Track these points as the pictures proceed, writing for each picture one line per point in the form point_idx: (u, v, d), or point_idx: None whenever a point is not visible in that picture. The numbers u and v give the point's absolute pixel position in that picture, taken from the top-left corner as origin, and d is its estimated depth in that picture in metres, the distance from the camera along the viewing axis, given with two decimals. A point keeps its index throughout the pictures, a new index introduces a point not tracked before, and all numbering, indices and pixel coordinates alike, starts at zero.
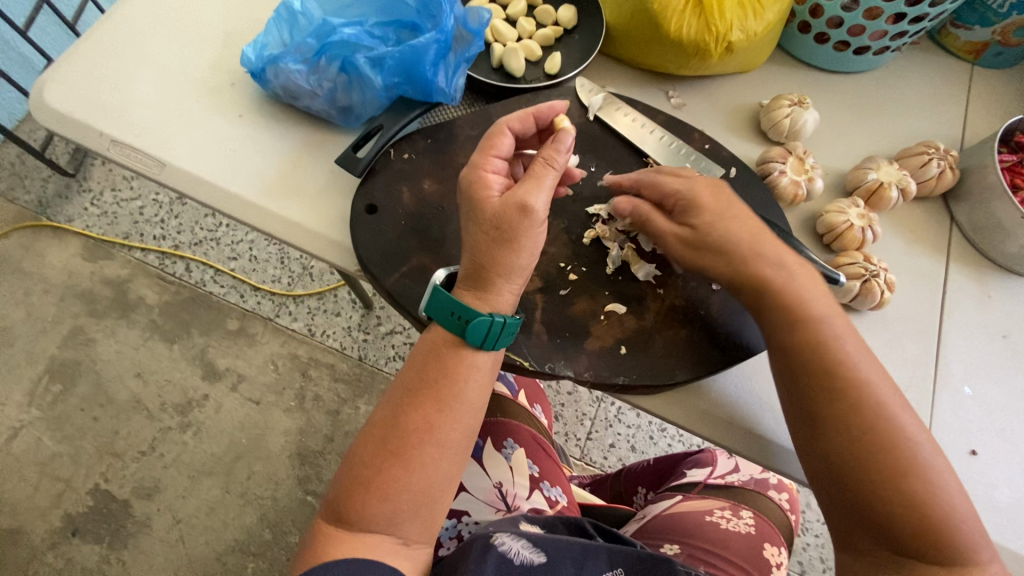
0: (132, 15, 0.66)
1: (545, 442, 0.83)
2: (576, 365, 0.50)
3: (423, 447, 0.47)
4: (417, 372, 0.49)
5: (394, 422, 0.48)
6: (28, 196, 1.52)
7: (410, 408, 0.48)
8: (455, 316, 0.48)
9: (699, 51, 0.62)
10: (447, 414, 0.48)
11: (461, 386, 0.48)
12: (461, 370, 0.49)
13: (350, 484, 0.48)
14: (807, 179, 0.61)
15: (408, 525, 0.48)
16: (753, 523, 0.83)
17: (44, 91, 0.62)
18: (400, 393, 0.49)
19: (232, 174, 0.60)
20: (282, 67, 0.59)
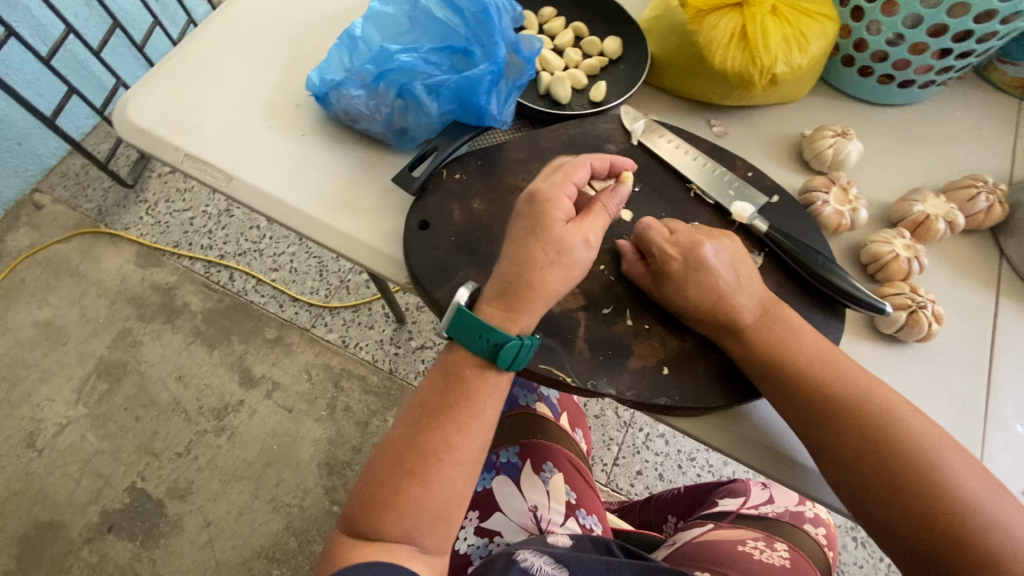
0: (207, 40, 0.71)
1: (580, 466, 0.88)
2: (618, 384, 0.50)
3: (441, 465, 0.49)
4: (438, 391, 0.51)
5: (414, 440, 0.50)
6: (89, 204, 1.62)
7: (431, 427, 0.50)
8: (483, 339, 0.49)
9: (743, 82, 0.64)
10: (466, 433, 0.50)
11: (479, 407, 0.50)
12: (480, 390, 0.50)
13: (370, 498, 0.49)
14: (851, 209, 0.62)
15: (425, 538, 0.49)
16: (787, 556, 0.81)
17: (127, 109, 0.67)
18: (419, 412, 0.51)
19: (293, 188, 0.63)
20: (344, 91, 0.62)
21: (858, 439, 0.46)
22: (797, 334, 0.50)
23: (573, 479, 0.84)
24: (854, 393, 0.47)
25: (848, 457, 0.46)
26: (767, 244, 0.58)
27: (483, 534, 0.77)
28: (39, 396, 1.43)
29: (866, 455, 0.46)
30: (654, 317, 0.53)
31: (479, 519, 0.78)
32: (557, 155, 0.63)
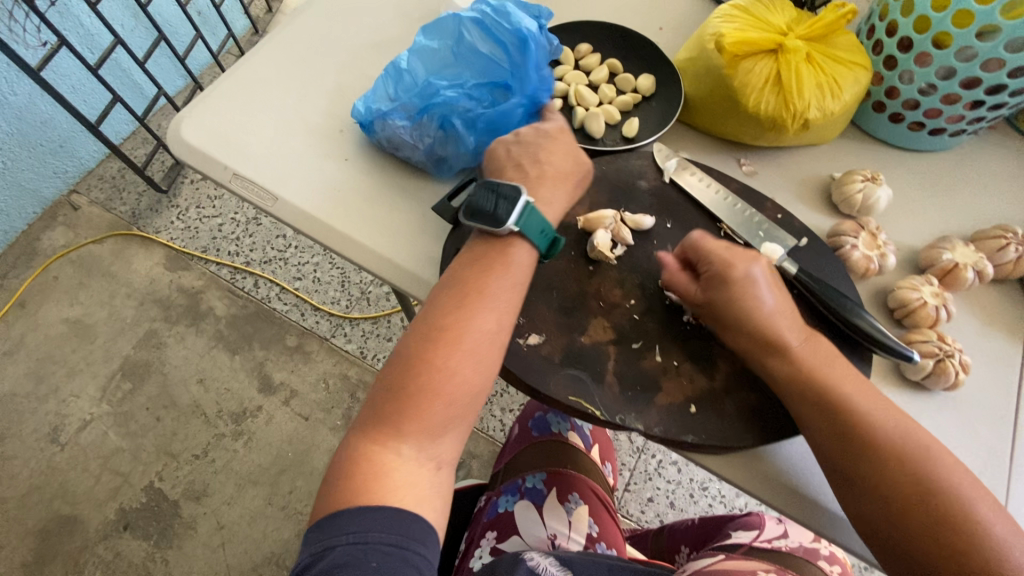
0: (259, 64, 0.75)
1: (605, 500, 0.91)
2: (646, 419, 0.51)
3: (481, 347, 0.50)
4: (474, 275, 0.52)
5: (453, 322, 0.51)
6: (124, 207, 1.67)
7: (470, 307, 0.51)
8: (544, 236, 0.55)
9: (776, 125, 0.65)
10: (502, 314, 0.52)
11: (512, 282, 0.53)
12: (494, 286, 0.52)
13: (410, 385, 0.49)
14: (880, 254, 0.63)
15: (458, 423, 0.50)
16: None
17: (181, 128, 0.70)
18: (456, 292, 0.52)
19: (336, 212, 0.66)
20: (389, 120, 0.65)
21: (898, 476, 0.46)
22: (838, 367, 0.50)
23: (597, 512, 0.86)
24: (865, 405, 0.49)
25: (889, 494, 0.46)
26: (796, 287, 0.59)
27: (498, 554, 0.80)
28: (65, 391, 1.47)
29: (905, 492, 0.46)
30: (681, 354, 0.54)
31: (496, 539, 0.81)
32: (591, 189, 0.65)
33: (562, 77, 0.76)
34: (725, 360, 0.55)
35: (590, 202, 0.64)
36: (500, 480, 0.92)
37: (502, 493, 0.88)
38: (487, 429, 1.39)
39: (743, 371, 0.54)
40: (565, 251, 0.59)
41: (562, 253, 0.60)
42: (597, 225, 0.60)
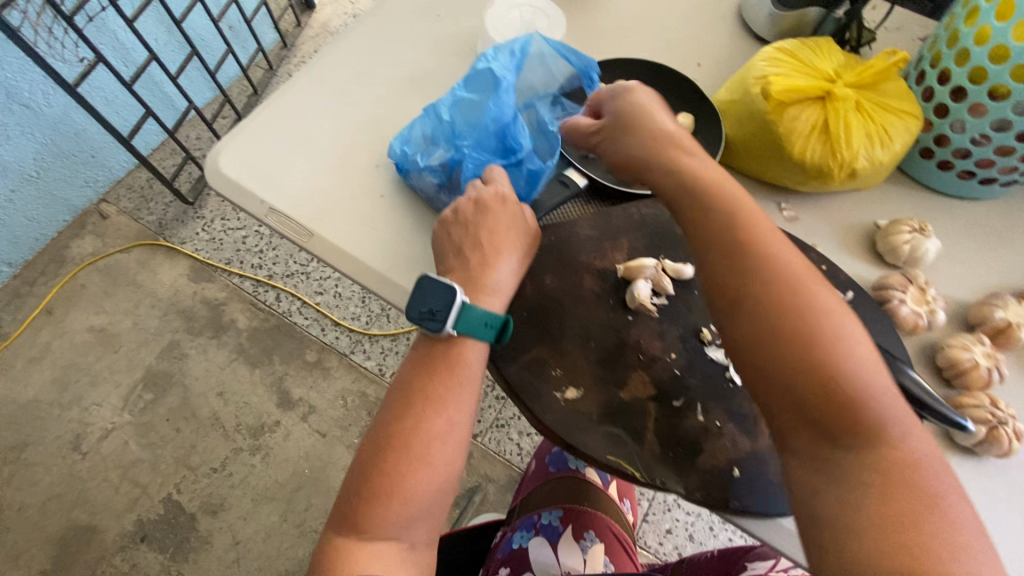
0: (296, 97, 0.75)
1: (625, 540, 0.88)
2: (687, 483, 0.50)
3: (441, 448, 0.51)
4: (429, 376, 0.52)
5: (411, 427, 0.51)
6: (151, 217, 1.70)
7: (427, 411, 0.51)
8: (490, 327, 0.53)
9: (821, 173, 0.64)
10: (459, 413, 0.52)
11: (468, 381, 0.53)
12: (459, 372, 0.53)
13: (371, 492, 0.49)
14: (929, 310, 0.61)
15: (423, 525, 0.51)
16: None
17: (218, 160, 0.71)
18: (411, 395, 0.52)
19: (371, 251, 0.66)
20: (425, 174, 0.66)
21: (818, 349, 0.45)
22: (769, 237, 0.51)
23: (614, 552, 0.85)
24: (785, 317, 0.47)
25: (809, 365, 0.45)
26: None
27: None
28: (88, 400, 1.48)
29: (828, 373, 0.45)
30: (723, 414, 0.53)
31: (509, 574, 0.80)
32: (629, 234, 0.63)
33: None
34: None
35: (629, 248, 0.63)
36: (516, 517, 0.91)
37: (517, 528, 0.87)
38: (504, 453, 1.38)
39: None
40: (603, 301, 0.59)
41: (601, 302, 0.58)
42: (638, 274, 0.58)
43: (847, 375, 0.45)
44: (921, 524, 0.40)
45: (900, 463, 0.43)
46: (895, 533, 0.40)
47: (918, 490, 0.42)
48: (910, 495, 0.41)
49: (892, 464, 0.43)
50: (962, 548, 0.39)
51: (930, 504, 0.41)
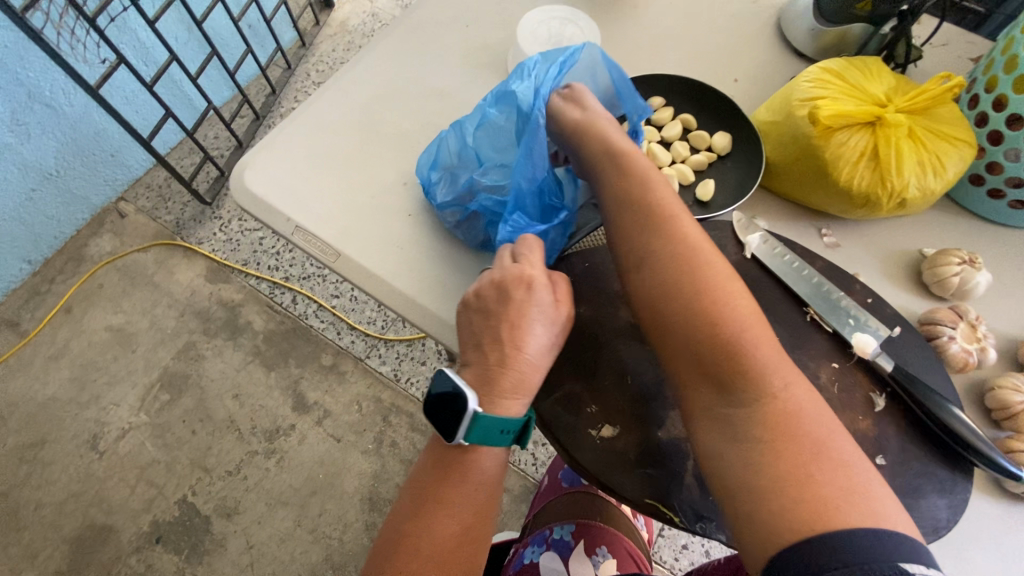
0: (322, 111, 0.74)
1: (640, 558, 0.83)
2: (728, 529, 0.49)
3: (449, 540, 0.51)
4: (437, 467, 0.52)
5: (419, 520, 0.51)
6: (168, 217, 1.70)
7: (433, 504, 0.51)
8: (505, 432, 0.51)
9: (867, 202, 0.61)
10: (468, 503, 0.51)
11: (476, 471, 0.52)
12: (464, 464, 0.52)
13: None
14: (980, 347, 0.58)
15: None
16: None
17: (244, 176, 0.69)
18: (420, 488, 0.52)
19: (400, 273, 0.65)
20: (449, 209, 0.65)
21: (705, 311, 0.48)
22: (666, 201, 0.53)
23: (627, 569, 0.80)
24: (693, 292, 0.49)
25: (697, 327, 0.48)
26: (891, 385, 0.56)
27: None
28: (106, 399, 1.49)
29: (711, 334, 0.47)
30: None
31: None
32: None
33: None
34: None
35: None
36: (528, 532, 0.90)
37: (529, 544, 0.86)
38: (519, 463, 1.36)
39: None
40: (640, 332, 0.57)
41: (637, 334, 0.56)
42: None
43: (732, 329, 0.47)
44: (809, 476, 0.42)
45: (791, 420, 0.44)
46: (787, 487, 0.42)
47: (802, 438, 0.44)
48: (799, 447, 0.43)
49: (775, 415, 0.45)
50: (848, 496, 0.41)
51: (829, 457, 0.43)
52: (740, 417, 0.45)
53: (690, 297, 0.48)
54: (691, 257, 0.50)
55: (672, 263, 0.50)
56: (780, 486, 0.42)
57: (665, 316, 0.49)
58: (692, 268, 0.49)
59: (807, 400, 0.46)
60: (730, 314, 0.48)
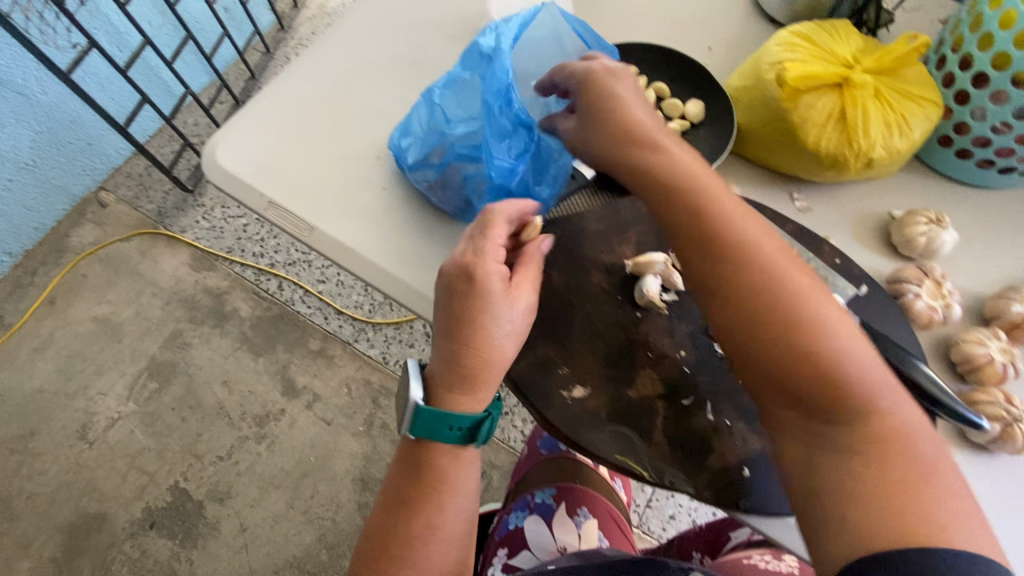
0: (294, 86, 0.73)
1: (617, 516, 0.89)
2: (696, 482, 0.49)
3: (424, 548, 0.52)
4: (409, 478, 0.53)
5: (394, 528, 0.52)
6: (150, 206, 1.68)
7: (407, 513, 0.52)
8: (454, 429, 0.51)
9: (835, 163, 0.62)
10: (442, 512, 0.52)
11: (450, 483, 0.53)
12: (452, 472, 0.53)
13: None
14: (944, 304, 0.59)
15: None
16: (795, 565, 0.85)
17: (216, 153, 0.69)
18: (393, 498, 0.53)
19: (374, 246, 0.65)
20: (419, 170, 0.64)
21: (764, 307, 0.44)
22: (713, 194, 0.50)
23: (606, 526, 0.86)
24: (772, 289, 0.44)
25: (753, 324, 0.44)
26: None
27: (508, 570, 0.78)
28: (93, 389, 1.49)
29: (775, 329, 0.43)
30: (732, 411, 0.52)
31: (507, 555, 0.80)
32: (638, 227, 0.62)
33: None
34: None
35: (637, 241, 0.61)
36: (513, 500, 0.91)
37: (512, 510, 0.87)
38: (508, 440, 1.38)
39: None
40: (612, 296, 0.57)
41: (608, 298, 0.58)
42: (647, 270, 0.57)
43: (813, 332, 0.42)
44: (898, 484, 0.37)
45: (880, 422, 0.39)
46: (870, 493, 0.37)
47: (901, 450, 0.39)
48: (885, 450, 0.38)
49: (873, 425, 0.40)
50: (952, 517, 0.36)
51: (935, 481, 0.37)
52: (833, 429, 0.40)
53: (746, 293, 0.45)
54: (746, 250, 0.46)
55: (742, 264, 0.46)
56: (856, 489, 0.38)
57: (735, 320, 0.45)
58: (746, 263, 0.46)
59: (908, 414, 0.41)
60: (796, 307, 0.44)
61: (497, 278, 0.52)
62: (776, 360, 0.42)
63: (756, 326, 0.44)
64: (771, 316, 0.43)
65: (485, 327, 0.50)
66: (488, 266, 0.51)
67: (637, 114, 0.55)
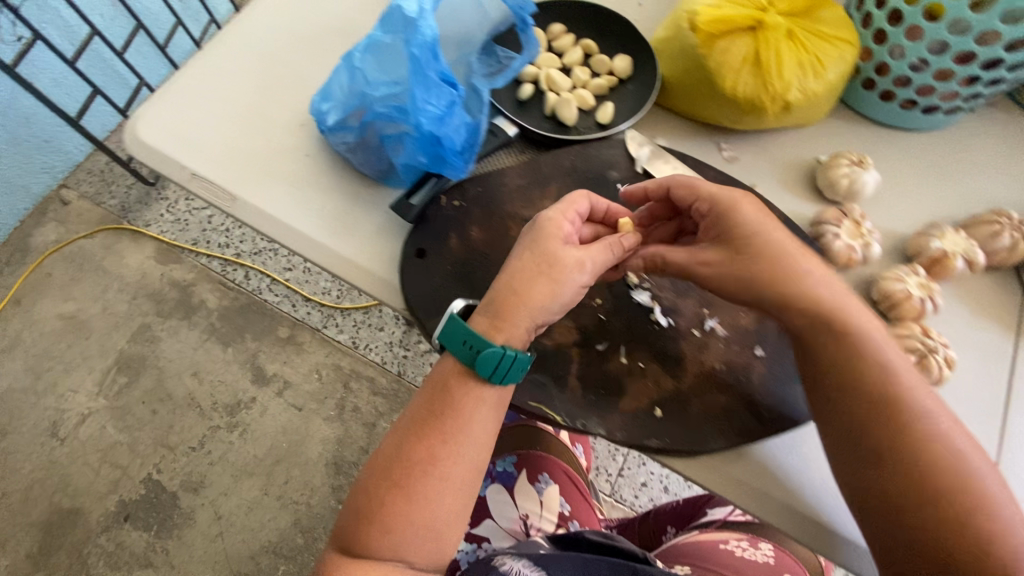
0: (216, 56, 0.72)
1: (578, 480, 0.86)
2: (608, 424, 0.50)
3: (424, 481, 0.48)
4: (426, 405, 0.50)
5: (399, 454, 0.49)
6: (113, 201, 1.66)
7: (415, 440, 0.49)
8: (467, 346, 0.49)
9: (754, 108, 0.62)
10: (452, 448, 0.49)
11: (464, 420, 0.49)
12: (467, 404, 0.49)
13: (356, 514, 0.49)
14: (863, 243, 0.60)
15: (413, 555, 0.49)
16: (770, 554, 0.85)
17: (138, 127, 0.68)
18: (406, 423, 0.50)
19: (295, 212, 0.64)
20: (338, 132, 0.63)
21: (865, 391, 0.46)
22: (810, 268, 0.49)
23: (569, 492, 0.83)
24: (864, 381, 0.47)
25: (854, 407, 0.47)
26: None
27: (472, 540, 0.76)
28: (63, 386, 1.47)
29: (875, 415, 0.46)
30: (647, 355, 0.52)
31: (470, 526, 0.77)
32: (559, 181, 0.62)
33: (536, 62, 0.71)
34: (694, 360, 0.52)
35: (558, 194, 0.61)
36: None
37: None
38: None
39: (712, 371, 0.52)
40: None
41: None
42: None
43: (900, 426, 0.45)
44: (985, 545, 0.42)
45: (979, 495, 0.43)
46: (956, 558, 0.42)
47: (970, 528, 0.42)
48: (975, 523, 0.42)
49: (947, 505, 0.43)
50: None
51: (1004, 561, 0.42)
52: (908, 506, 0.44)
53: (850, 380, 0.47)
54: (846, 333, 0.48)
55: (838, 355, 0.48)
56: (935, 552, 0.43)
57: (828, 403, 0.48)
58: (852, 347, 0.47)
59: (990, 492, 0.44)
60: (900, 392, 0.46)
61: (563, 237, 0.52)
62: (855, 443, 0.46)
63: (854, 411, 0.47)
64: (879, 404, 0.46)
65: (539, 272, 0.49)
66: (562, 225, 0.52)
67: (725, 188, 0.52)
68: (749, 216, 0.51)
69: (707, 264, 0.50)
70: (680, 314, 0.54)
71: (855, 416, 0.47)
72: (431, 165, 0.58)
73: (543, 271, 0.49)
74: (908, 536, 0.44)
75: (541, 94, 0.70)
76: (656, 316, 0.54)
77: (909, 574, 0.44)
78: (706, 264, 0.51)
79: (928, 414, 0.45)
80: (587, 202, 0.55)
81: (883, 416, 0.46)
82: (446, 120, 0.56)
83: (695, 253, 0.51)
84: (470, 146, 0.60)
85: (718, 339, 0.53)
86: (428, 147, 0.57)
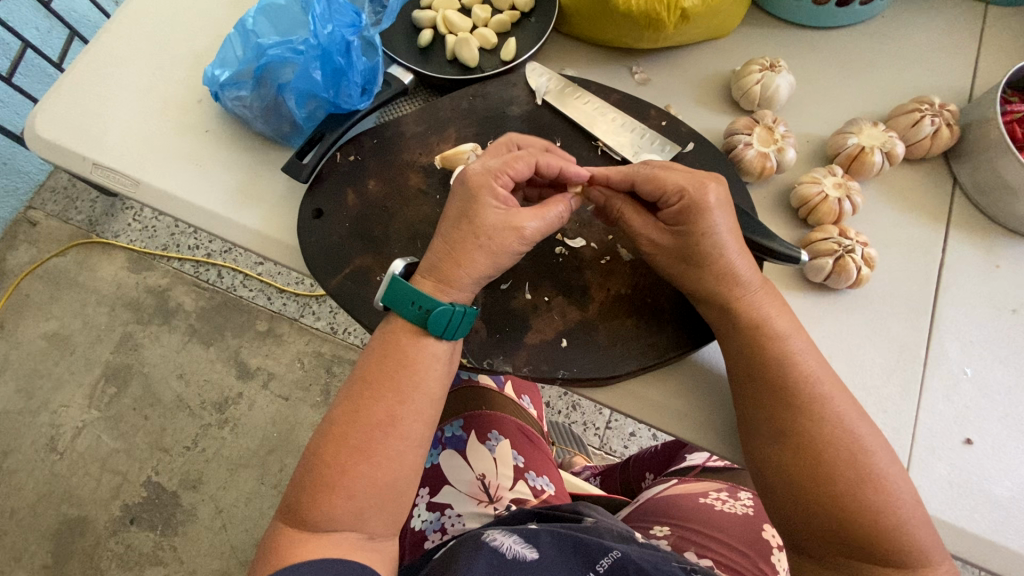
0: (112, 44, 0.69)
1: (536, 436, 0.78)
2: (513, 360, 0.52)
3: (387, 442, 0.47)
4: (379, 365, 0.49)
5: (355, 418, 0.47)
6: (79, 216, 1.42)
7: (372, 402, 0.48)
8: (416, 307, 0.49)
9: (652, 22, 0.59)
10: (409, 407, 0.48)
11: (419, 376, 0.48)
12: (421, 359, 0.49)
13: (312, 482, 0.46)
14: (776, 149, 0.57)
15: (375, 520, 0.47)
16: (752, 505, 0.72)
17: (36, 122, 0.65)
18: (358, 386, 0.49)
19: (196, 191, 0.62)
20: (232, 89, 0.61)
21: (778, 374, 0.47)
22: (744, 263, 0.48)
23: (521, 444, 0.75)
24: (789, 362, 0.47)
25: (771, 387, 0.47)
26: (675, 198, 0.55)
27: (434, 508, 0.70)
28: (55, 403, 1.32)
29: (791, 396, 0.46)
30: (550, 288, 0.54)
31: (429, 494, 0.71)
32: (457, 123, 0.61)
33: (431, 5, 0.66)
34: (599, 288, 0.55)
35: (456, 138, 0.61)
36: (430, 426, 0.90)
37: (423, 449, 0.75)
38: None
39: (619, 297, 0.54)
40: (432, 200, 0.58)
41: (426, 199, 0.58)
42: (457, 162, 0.58)
43: (819, 412, 0.46)
44: (879, 517, 0.44)
45: (868, 474, 0.45)
46: (838, 516, 0.44)
47: (868, 501, 0.44)
48: (863, 499, 0.44)
49: (856, 483, 0.44)
50: (899, 550, 0.44)
51: (900, 525, 0.44)
52: (823, 483, 0.45)
53: (766, 366, 0.47)
54: (772, 318, 0.48)
55: (765, 337, 0.47)
56: (821, 525, 0.45)
57: (753, 388, 0.48)
58: (758, 308, 0.48)
59: (892, 466, 0.46)
60: (813, 386, 0.46)
61: (493, 200, 0.49)
62: (774, 425, 0.47)
63: (765, 391, 0.47)
64: (791, 384, 0.46)
65: (477, 242, 0.48)
66: (490, 183, 0.49)
67: (705, 196, 0.48)
68: (720, 222, 0.48)
69: (657, 247, 0.50)
70: (586, 244, 0.56)
71: (768, 398, 0.47)
72: (325, 89, 0.61)
73: (481, 243, 0.48)
74: (805, 511, 0.45)
75: (440, 38, 0.65)
76: (561, 245, 0.56)
77: (796, 529, 0.47)
78: (657, 247, 0.50)
79: (834, 398, 0.46)
80: (531, 165, 0.51)
81: (798, 400, 0.46)
82: (343, 44, 0.60)
83: (648, 229, 0.50)
84: (369, 87, 0.63)
85: (624, 264, 0.55)
86: (329, 61, 0.60)
